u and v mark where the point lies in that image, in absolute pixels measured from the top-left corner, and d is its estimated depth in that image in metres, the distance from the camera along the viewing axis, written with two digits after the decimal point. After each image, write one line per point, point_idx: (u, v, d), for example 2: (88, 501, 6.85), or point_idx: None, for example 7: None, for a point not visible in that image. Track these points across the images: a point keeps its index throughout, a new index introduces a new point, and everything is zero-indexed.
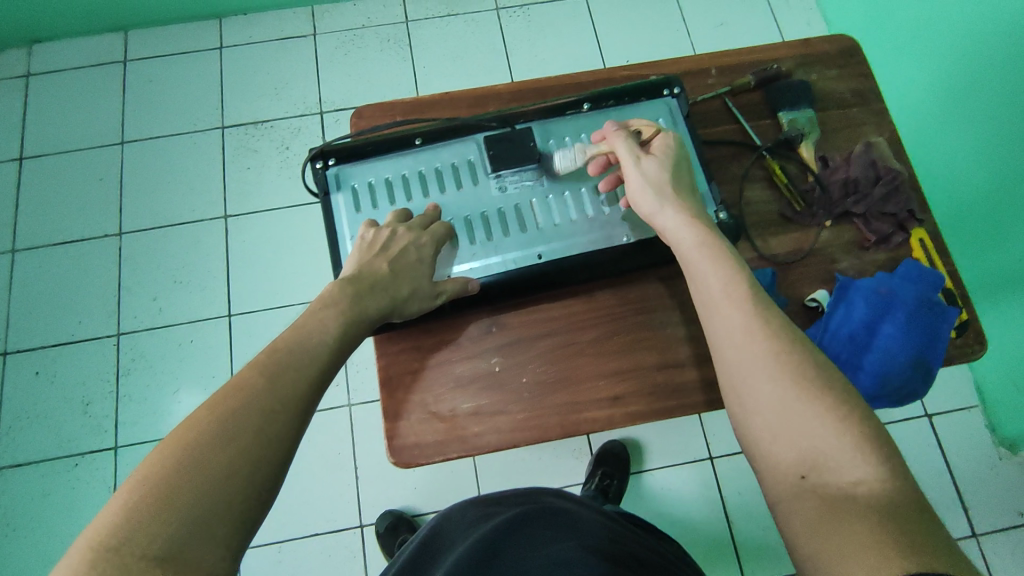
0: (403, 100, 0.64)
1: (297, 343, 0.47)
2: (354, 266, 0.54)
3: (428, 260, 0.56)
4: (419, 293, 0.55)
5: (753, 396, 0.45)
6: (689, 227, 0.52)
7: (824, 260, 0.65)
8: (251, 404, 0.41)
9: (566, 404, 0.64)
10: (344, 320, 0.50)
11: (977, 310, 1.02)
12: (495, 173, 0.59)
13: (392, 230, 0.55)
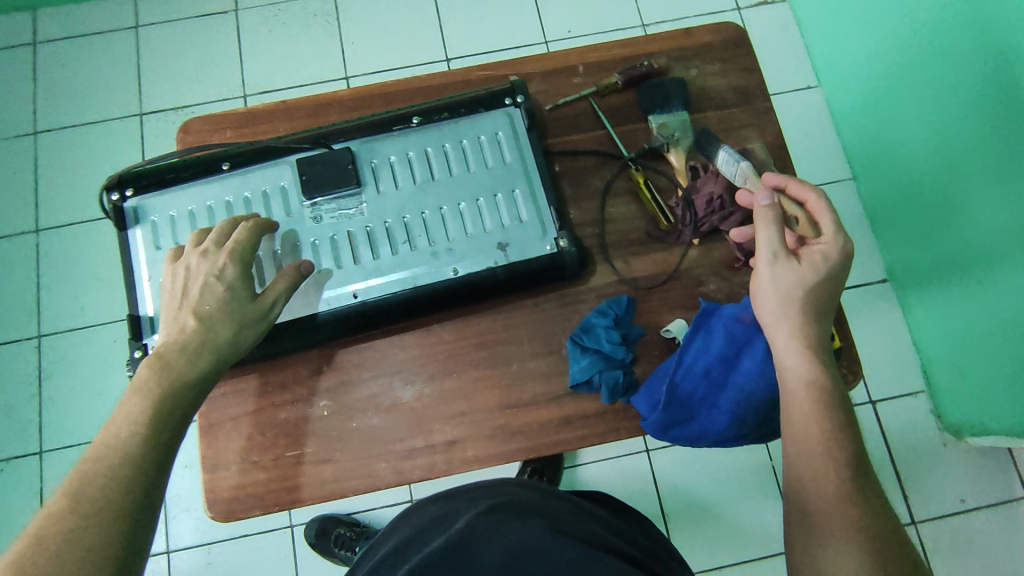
0: (233, 112, 0.68)
1: (77, 484, 0.39)
2: (164, 330, 0.49)
3: (235, 281, 0.51)
4: (245, 319, 0.50)
5: (811, 467, 0.46)
6: (800, 331, 0.50)
7: (689, 284, 0.64)
8: (42, 555, 0.36)
9: (394, 452, 0.60)
10: (160, 395, 0.45)
11: (946, 286, 1.07)
12: (310, 200, 0.58)
13: (186, 267, 0.51)
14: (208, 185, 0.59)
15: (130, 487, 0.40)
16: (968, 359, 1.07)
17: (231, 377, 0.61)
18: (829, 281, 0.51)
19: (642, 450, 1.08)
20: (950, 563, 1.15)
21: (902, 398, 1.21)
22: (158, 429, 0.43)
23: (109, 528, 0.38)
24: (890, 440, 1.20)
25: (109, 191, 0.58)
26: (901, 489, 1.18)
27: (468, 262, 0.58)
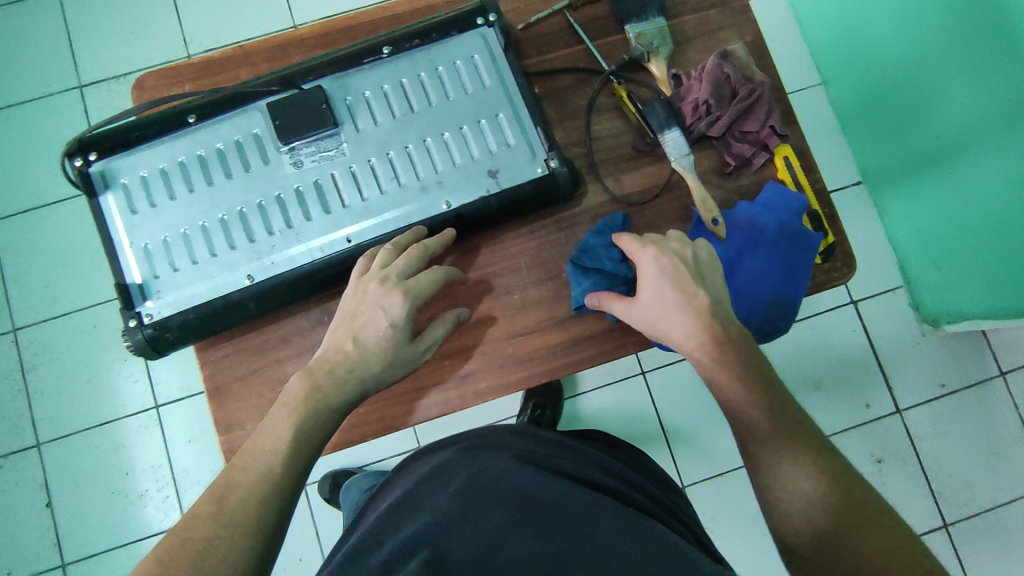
0: (187, 64, 0.64)
1: (215, 507, 0.45)
2: (327, 344, 0.53)
3: (402, 324, 0.52)
4: (399, 359, 0.53)
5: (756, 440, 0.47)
6: (692, 336, 0.51)
7: (681, 194, 0.63)
8: (215, 515, 0.44)
9: (406, 392, 0.60)
10: (310, 417, 0.50)
11: (921, 178, 1.08)
12: (286, 146, 0.55)
13: (363, 289, 0.53)
14: (176, 140, 0.56)
15: (261, 526, 0.44)
16: (946, 248, 1.09)
17: (230, 337, 0.60)
18: (681, 274, 0.52)
19: (638, 372, 1.11)
20: (936, 442, 1.22)
21: (882, 295, 1.25)
22: (297, 463, 0.48)
23: (258, 494, 0.46)
24: (873, 335, 1.25)
25: (71, 158, 0.55)
26: (886, 381, 1.24)
27: (460, 193, 0.56)
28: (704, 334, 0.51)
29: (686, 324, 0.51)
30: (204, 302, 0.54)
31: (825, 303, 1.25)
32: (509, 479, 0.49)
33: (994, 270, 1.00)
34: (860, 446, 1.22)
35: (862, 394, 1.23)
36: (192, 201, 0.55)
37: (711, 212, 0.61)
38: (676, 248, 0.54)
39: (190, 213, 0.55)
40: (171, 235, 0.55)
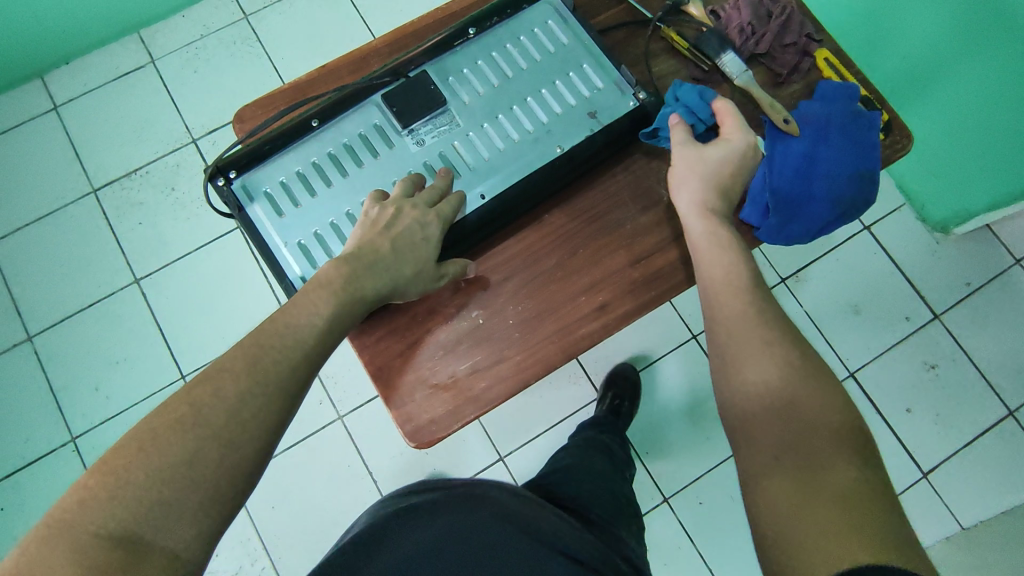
0: (279, 91, 0.70)
1: (230, 385, 0.47)
2: (355, 244, 0.57)
3: (433, 239, 0.58)
4: (426, 273, 0.58)
5: (761, 405, 0.51)
6: (699, 211, 0.61)
7: (746, 108, 0.71)
8: (220, 392, 0.46)
9: (554, 332, 0.64)
10: (339, 305, 0.54)
11: (941, 75, 1.15)
12: (407, 128, 0.61)
13: (397, 208, 0.57)
14: (305, 145, 0.61)
15: (265, 415, 0.47)
16: (985, 132, 1.16)
17: (380, 320, 0.64)
18: (740, 172, 0.63)
19: (689, 338, 1.27)
20: (974, 332, 1.43)
21: (891, 215, 1.48)
22: (309, 360, 0.51)
23: (260, 384, 0.48)
24: (893, 253, 1.46)
25: (213, 181, 0.59)
26: (916, 290, 1.45)
27: (569, 137, 0.62)
28: (715, 213, 0.61)
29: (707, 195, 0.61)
30: None
31: None
32: (481, 537, 0.57)
33: None
34: (909, 355, 1.43)
35: (900, 308, 1.44)
36: (333, 194, 0.60)
37: (781, 113, 0.67)
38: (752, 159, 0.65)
39: (334, 204, 0.59)
40: (322, 227, 0.59)
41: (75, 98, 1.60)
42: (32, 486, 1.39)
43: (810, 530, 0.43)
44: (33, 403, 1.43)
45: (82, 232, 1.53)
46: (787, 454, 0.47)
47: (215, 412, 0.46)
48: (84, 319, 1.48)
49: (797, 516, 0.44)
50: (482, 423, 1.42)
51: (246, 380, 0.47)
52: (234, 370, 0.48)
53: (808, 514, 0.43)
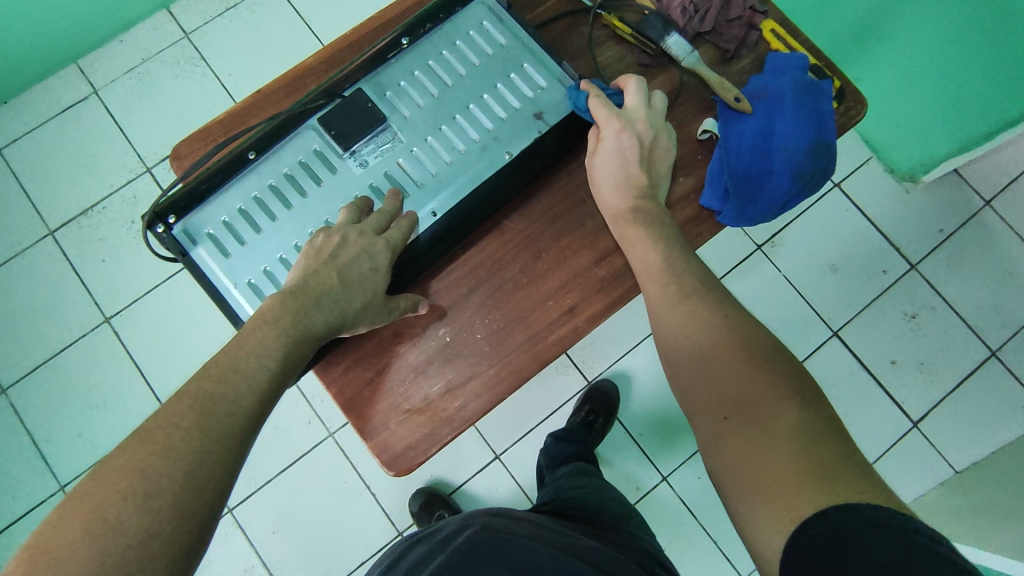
0: (214, 123, 0.67)
1: (178, 442, 0.45)
2: (297, 277, 0.54)
3: (382, 269, 0.57)
4: (376, 305, 0.57)
5: (699, 344, 0.54)
6: (615, 211, 0.61)
7: (697, 90, 0.69)
8: (165, 453, 0.44)
9: (525, 341, 0.63)
10: (288, 341, 0.52)
11: (889, 22, 1.14)
12: (349, 150, 0.59)
13: (343, 236, 0.55)
14: (245, 180, 0.58)
15: (215, 475, 0.45)
16: (936, 76, 1.16)
17: (347, 349, 0.62)
18: (632, 158, 0.61)
19: None
20: (951, 277, 1.44)
21: (860, 169, 1.48)
22: (258, 409, 0.49)
23: (207, 441, 0.46)
24: (864, 208, 1.47)
25: (153, 228, 0.57)
26: (891, 243, 1.45)
27: (517, 141, 0.60)
28: (628, 212, 0.60)
29: (615, 201, 0.61)
30: None
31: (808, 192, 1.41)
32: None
33: (992, 74, 1.08)
34: (890, 308, 1.44)
35: (877, 262, 1.45)
36: (279, 228, 0.58)
37: (732, 90, 0.66)
38: (648, 129, 0.61)
39: (281, 238, 0.57)
40: (271, 263, 0.57)
41: (19, 138, 1.55)
42: (25, 540, 1.37)
43: (773, 472, 0.45)
44: (16, 457, 1.40)
45: (45, 276, 1.48)
46: (738, 397, 0.50)
47: (161, 475, 0.43)
48: (57, 365, 1.44)
49: (764, 458, 0.46)
50: (475, 425, 1.41)
51: (197, 440, 0.45)
52: (182, 424, 0.46)
53: (768, 465, 0.45)
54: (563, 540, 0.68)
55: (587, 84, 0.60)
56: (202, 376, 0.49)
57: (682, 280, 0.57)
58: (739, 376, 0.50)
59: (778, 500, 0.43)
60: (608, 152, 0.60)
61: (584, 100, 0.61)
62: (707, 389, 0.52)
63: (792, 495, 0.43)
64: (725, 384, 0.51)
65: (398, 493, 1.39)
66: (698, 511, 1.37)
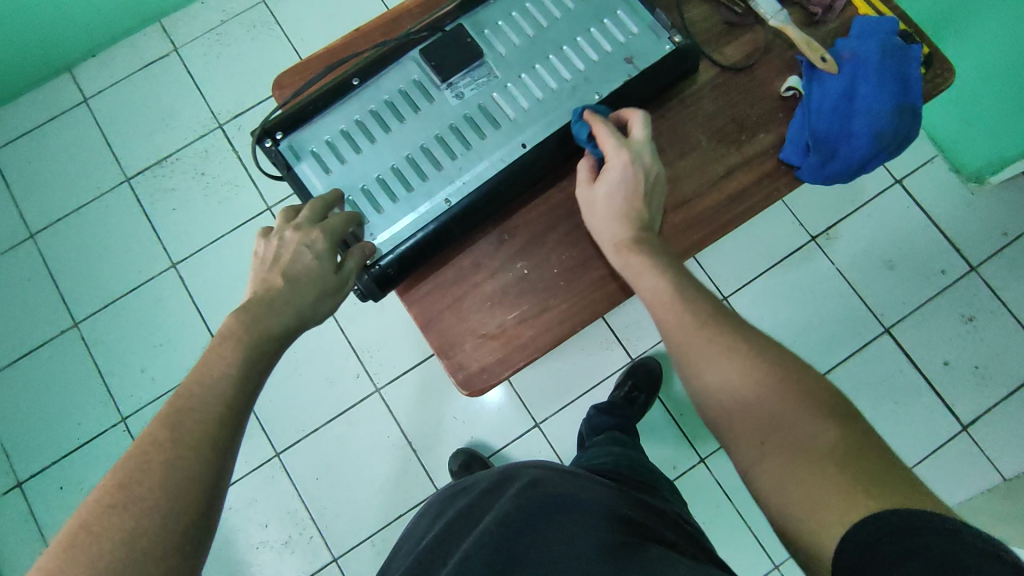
0: (315, 56, 0.71)
1: (223, 369, 0.49)
2: (252, 287, 0.55)
3: (324, 254, 0.56)
4: (330, 286, 0.56)
5: (719, 369, 0.52)
6: (617, 240, 0.59)
7: (782, 49, 0.70)
8: (211, 375, 0.48)
9: (599, 279, 0.65)
10: (243, 335, 0.51)
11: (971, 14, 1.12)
12: (446, 82, 0.62)
13: (280, 238, 0.57)
14: (348, 104, 0.62)
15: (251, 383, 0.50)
16: (1015, 76, 1.14)
17: (429, 274, 0.65)
18: (638, 191, 0.59)
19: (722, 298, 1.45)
20: (1012, 282, 1.40)
21: (923, 167, 1.45)
22: (260, 358, 0.51)
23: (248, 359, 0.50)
24: (925, 206, 1.44)
25: (262, 143, 0.61)
26: (951, 244, 1.42)
27: (606, 84, 0.63)
28: (629, 242, 0.59)
29: (620, 227, 0.59)
30: (418, 228, 0.60)
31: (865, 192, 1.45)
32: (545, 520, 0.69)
33: None
34: (946, 309, 1.41)
35: (935, 261, 1.42)
36: (378, 150, 0.61)
37: (817, 50, 0.67)
38: (652, 165, 0.60)
39: (378, 160, 0.61)
40: (369, 182, 0.61)
41: (105, 89, 1.64)
42: (88, 465, 1.45)
43: (815, 492, 0.44)
44: (83, 388, 1.48)
45: (120, 221, 1.56)
46: (768, 419, 0.49)
47: (211, 391, 0.47)
48: (127, 304, 1.52)
49: (801, 482, 0.45)
50: (508, 379, 1.46)
51: (244, 360, 0.50)
52: (225, 353, 0.50)
53: (808, 483, 0.44)
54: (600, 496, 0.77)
55: (589, 115, 0.60)
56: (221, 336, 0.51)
57: (699, 310, 0.55)
58: (768, 384, 0.50)
59: (829, 522, 0.42)
60: (611, 178, 0.59)
61: (587, 134, 0.61)
62: (734, 414, 0.51)
63: (833, 521, 0.42)
64: (755, 405, 0.50)
65: (437, 451, 1.43)
66: (734, 496, 1.37)
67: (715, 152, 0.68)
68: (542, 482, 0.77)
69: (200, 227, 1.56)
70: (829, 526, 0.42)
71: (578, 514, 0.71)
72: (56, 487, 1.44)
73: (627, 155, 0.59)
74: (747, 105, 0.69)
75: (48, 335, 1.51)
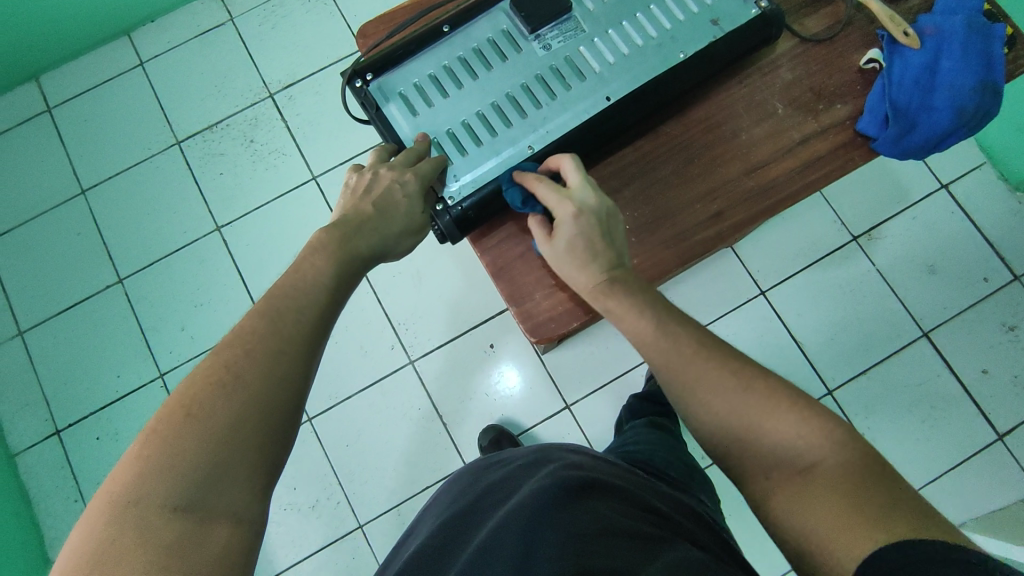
0: (399, 8, 0.72)
1: (304, 286, 0.49)
2: (343, 210, 0.58)
3: (414, 195, 0.59)
4: (416, 223, 0.59)
5: (717, 398, 0.53)
6: (590, 287, 0.58)
7: (863, 24, 0.70)
8: (295, 292, 0.49)
9: (671, 237, 0.66)
10: (336, 249, 0.53)
11: None
12: (534, 33, 0.63)
13: (374, 173, 0.59)
14: (437, 50, 0.63)
15: (329, 307, 0.50)
16: None
17: (503, 223, 0.66)
18: (596, 240, 0.58)
19: (759, 292, 1.39)
20: None
21: (971, 173, 1.41)
22: (344, 277, 0.53)
23: (327, 282, 0.51)
24: (970, 211, 1.40)
25: (352, 83, 0.62)
26: (996, 250, 1.38)
27: (692, 44, 0.64)
28: (603, 286, 0.57)
29: (591, 272, 0.57)
30: (499, 175, 0.61)
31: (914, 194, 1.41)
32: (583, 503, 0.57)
33: None
34: (988, 317, 1.36)
35: (979, 268, 1.37)
36: (464, 95, 0.62)
37: (901, 25, 0.67)
38: (599, 205, 0.59)
39: (464, 105, 0.62)
40: (454, 126, 0.62)
41: (160, 54, 1.63)
42: (120, 418, 1.45)
43: (827, 524, 0.44)
44: (124, 341, 1.50)
45: (168, 182, 1.58)
46: (775, 448, 0.50)
47: (293, 307, 0.48)
48: (171, 264, 1.53)
49: (812, 512, 0.46)
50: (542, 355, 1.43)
51: (327, 281, 0.51)
52: (308, 273, 0.51)
53: (819, 512, 0.45)
54: (643, 487, 0.65)
55: (519, 176, 0.60)
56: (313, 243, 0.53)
57: (689, 340, 0.55)
58: (772, 415, 0.51)
59: (841, 551, 0.43)
60: (563, 232, 0.58)
61: (523, 195, 0.60)
62: (740, 447, 0.51)
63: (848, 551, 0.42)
64: (761, 437, 0.50)
65: (466, 425, 1.42)
66: None
67: (792, 120, 0.68)
68: (574, 464, 0.64)
69: (242, 190, 1.56)
70: (848, 552, 0.42)
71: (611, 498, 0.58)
72: (92, 437, 1.44)
73: (570, 203, 0.58)
74: (825, 76, 0.69)
75: (93, 289, 1.52)
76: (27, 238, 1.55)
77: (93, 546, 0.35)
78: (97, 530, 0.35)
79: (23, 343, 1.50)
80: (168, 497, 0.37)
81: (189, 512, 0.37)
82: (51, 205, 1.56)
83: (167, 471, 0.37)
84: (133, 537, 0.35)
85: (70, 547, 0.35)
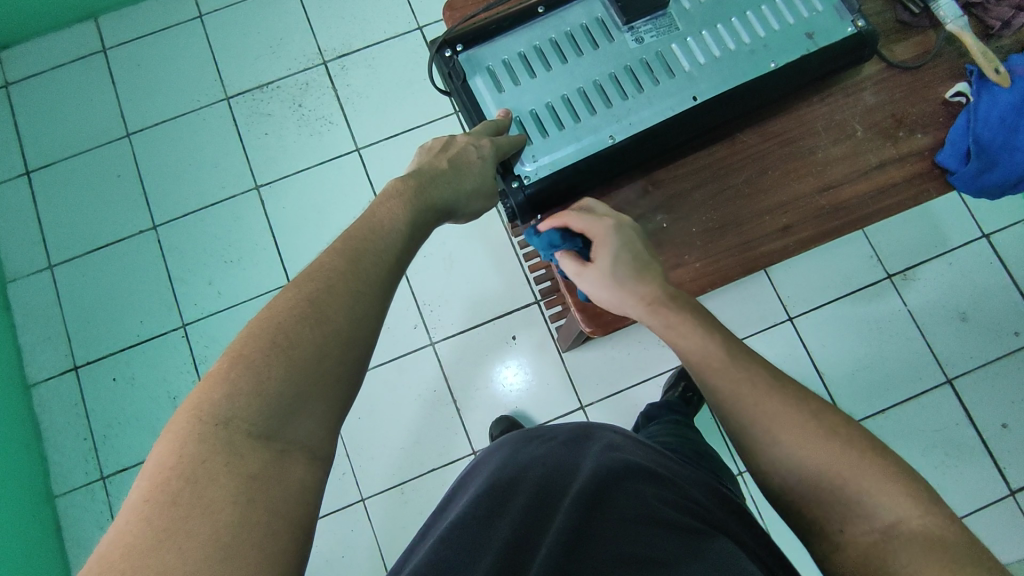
0: None
1: (379, 235, 0.50)
2: (416, 166, 0.58)
3: (489, 160, 0.58)
4: (486, 187, 0.59)
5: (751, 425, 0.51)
6: (647, 303, 0.56)
7: (951, 57, 0.70)
8: (370, 236, 0.49)
9: (737, 245, 0.66)
10: (409, 202, 0.53)
11: None
12: (629, 25, 0.63)
13: (451, 137, 0.60)
14: (530, 30, 0.63)
15: (400, 253, 0.50)
16: None
17: None
18: (636, 254, 0.57)
19: (786, 318, 1.36)
20: None
21: (1015, 226, 1.38)
22: (417, 229, 0.53)
23: (401, 230, 0.51)
24: (1008, 263, 1.36)
25: (442, 52, 0.63)
26: None
27: (784, 55, 0.63)
28: (661, 297, 0.56)
29: (644, 285, 0.56)
30: (576, 160, 0.61)
31: (955, 240, 1.38)
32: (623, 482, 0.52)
33: None
34: (1013, 371, 1.33)
35: (1008, 321, 1.34)
36: (551, 78, 0.62)
37: (992, 62, 0.67)
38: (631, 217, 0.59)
39: (551, 87, 0.62)
40: (539, 107, 0.62)
41: (218, 9, 1.57)
42: (132, 364, 1.41)
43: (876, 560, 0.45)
44: (150, 288, 1.45)
45: (208, 130, 1.52)
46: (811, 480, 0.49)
47: (370, 249, 0.48)
48: (206, 216, 1.48)
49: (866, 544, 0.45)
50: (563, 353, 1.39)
51: (400, 229, 0.51)
52: (383, 221, 0.51)
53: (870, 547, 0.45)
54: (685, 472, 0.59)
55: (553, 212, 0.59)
56: (387, 194, 0.54)
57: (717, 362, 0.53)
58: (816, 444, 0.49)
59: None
60: (608, 258, 0.57)
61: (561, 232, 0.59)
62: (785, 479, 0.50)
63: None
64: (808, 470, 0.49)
65: (479, 413, 1.38)
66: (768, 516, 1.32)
67: (871, 144, 0.68)
68: (613, 445, 0.59)
69: (281, 145, 1.51)
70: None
71: (652, 479, 0.53)
72: (109, 379, 1.40)
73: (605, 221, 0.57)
74: (908, 104, 0.69)
75: (128, 232, 1.47)
76: (62, 172, 1.50)
77: (180, 458, 0.36)
78: (185, 444, 0.36)
79: (52, 277, 1.46)
80: (251, 418, 0.38)
81: (266, 438, 0.38)
82: (95, 144, 1.51)
83: (249, 395, 0.38)
84: (216, 456, 0.36)
85: (154, 459, 0.36)
